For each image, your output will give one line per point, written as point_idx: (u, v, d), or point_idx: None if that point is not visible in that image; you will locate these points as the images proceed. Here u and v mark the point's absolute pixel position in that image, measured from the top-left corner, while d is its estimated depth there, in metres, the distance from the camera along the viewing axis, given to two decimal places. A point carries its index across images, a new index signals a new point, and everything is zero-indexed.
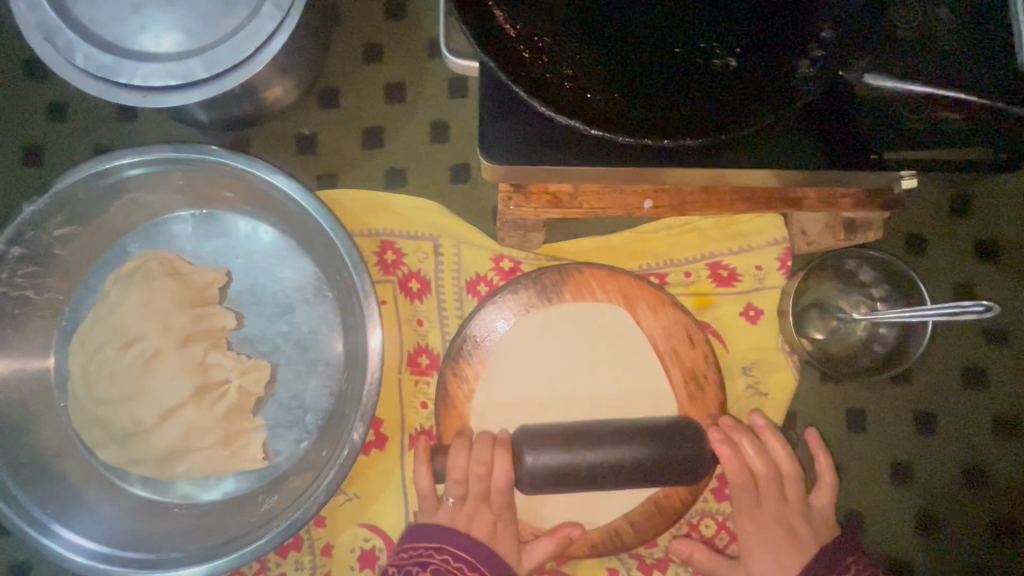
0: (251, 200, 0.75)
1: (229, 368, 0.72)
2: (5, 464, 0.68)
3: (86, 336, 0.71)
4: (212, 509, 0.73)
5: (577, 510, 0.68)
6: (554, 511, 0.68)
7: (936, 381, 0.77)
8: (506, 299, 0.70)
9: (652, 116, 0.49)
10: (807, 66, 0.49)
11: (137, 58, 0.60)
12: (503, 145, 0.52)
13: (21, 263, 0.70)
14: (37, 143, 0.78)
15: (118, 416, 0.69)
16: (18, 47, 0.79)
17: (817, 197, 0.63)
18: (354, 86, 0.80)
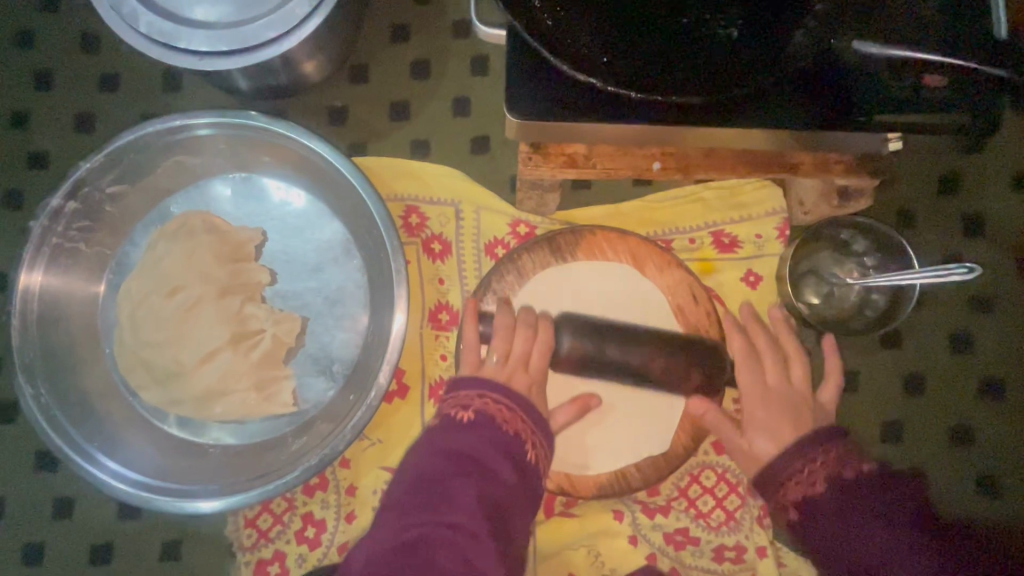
0: (288, 164, 0.82)
1: (264, 319, 0.78)
2: (56, 401, 0.74)
3: (133, 285, 0.77)
4: (245, 450, 0.78)
5: (587, 458, 0.73)
6: (566, 458, 0.73)
7: (925, 345, 0.82)
8: (522, 257, 0.75)
9: (662, 75, 0.55)
10: (800, 37, 0.54)
11: (195, 26, 0.66)
12: (526, 102, 0.57)
13: (75, 217, 0.76)
14: (89, 110, 0.84)
15: (160, 359, 0.75)
16: (74, 22, 0.85)
17: (812, 162, 0.68)
18: (383, 63, 0.86)
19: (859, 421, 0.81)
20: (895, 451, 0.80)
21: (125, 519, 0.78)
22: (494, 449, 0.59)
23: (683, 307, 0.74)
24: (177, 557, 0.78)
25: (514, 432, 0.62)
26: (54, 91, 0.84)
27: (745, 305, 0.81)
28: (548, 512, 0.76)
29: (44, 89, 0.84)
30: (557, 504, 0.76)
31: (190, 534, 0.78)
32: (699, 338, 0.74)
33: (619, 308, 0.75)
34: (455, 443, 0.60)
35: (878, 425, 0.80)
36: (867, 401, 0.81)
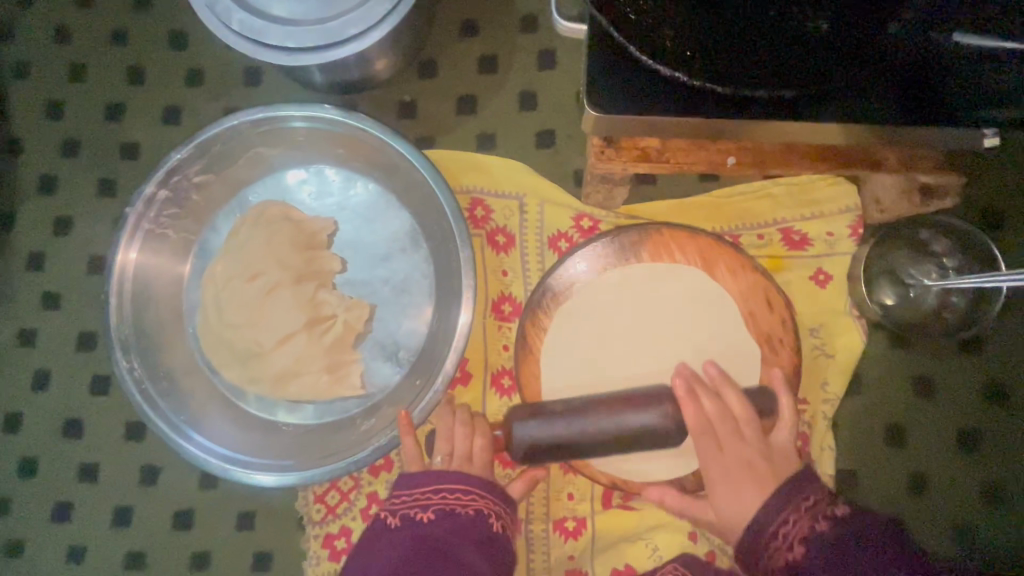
0: (360, 156, 0.85)
1: (336, 305, 0.81)
2: (148, 375, 0.79)
3: (216, 269, 0.81)
4: (315, 430, 0.82)
5: (642, 461, 0.72)
6: (620, 459, 0.73)
7: (1009, 352, 0.78)
8: (587, 250, 0.76)
9: (745, 69, 0.55)
10: (895, 29, 0.53)
11: (285, 23, 0.69)
12: (608, 94, 0.58)
13: (166, 204, 0.82)
14: (178, 104, 0.90)
15: (240, 340, 0.79)
16: (166, 21, 0.91)
17: (897, 159, 0.66)
18: (452, 57, 0.88)
19: (934, 429, 0.78)
20: (972, 461, 0.77)
21: (205, 489, 0.83)
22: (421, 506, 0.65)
23: (751, 305, 0.73)
24: (251, 527, 0.82)
25: (475, 511, 0.65)
26: (145, 86, 0.90)
27: (815, 305, 0.79)
28: (607, 504, 0.77)
29: (137, 83, 0.90)
30: (616, 497, 0.77)
31: (263, 507, 0.83)
32: (766, 337, 0.73)
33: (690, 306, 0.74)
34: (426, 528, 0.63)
35: (954, 434, 0.78)
36: (942, 406, 0.78)
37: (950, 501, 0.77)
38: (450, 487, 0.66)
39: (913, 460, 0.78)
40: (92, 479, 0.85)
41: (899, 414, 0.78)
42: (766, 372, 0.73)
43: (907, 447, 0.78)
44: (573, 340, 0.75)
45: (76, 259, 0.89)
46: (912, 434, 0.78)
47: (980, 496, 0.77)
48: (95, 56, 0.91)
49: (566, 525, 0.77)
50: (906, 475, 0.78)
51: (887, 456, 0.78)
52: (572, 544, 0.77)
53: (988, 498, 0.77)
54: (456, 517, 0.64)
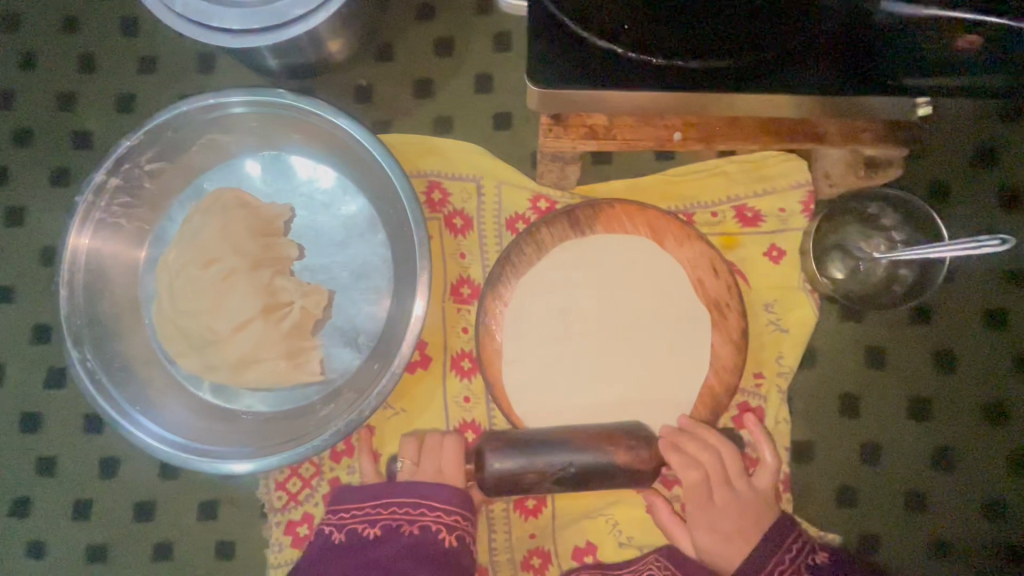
0: (315, 142, 0.84)
1: (292, 291, 0.81)
2: (101, 365, 0.78)
3: (171, 257, 0.80)
4: (274, 417, 0.81)
5: None
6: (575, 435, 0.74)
7: (957, 321, 0.79)
8: (542, 231, 0.76)
9: (684, 41, 0.54)
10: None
11: (228, 4, 0.68)
12: (552, 69, 0.56)
13: (117, 193, 0.80)
14: (131, 92, 0.88)
15: (195, 328, 0.78)
16: (117, 7, 0.89)
17: (839, 131, 0.67)
18: (407, 40, 0.87)
19: (886, 398, 0.79)
20: (924, 429, 0.79)
21: (165, 480, 0.83)
22: (361, 503, 0.68)
23: (703, 280, 0.74)
24: (213, 516, 0.82)
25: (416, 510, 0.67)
26: (96, 74, 0.89)
27: (767, 280, 0.80)
28: None
29: (87, 71, 0.89)
30: None
31: (225, 495, 0.82)
32: (719, 311, 0.74)
33: (634, 273, 0.75)
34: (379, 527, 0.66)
35: (906, 403, 0.79)
36: (893, 376, 0.79)
37: (904, 469, 0.78)
38: (400, 501, 0.67)
39: (866, 429, 0.79)
40: (49, 473, 0.83)
41: (852, 385, 0.80)
42: (719, 347, 0.74)
43: (861, 417, 0.79)
44: (538, 323, 0.75)
45: (29, 251, 0.87)
46: (865, 404, 0.79)
47: (933, 463, 0.78)
48: (44, 44, 0.89)
49: (526, 504, 0.77)
50: (860, 444, 0.79)
51: (841, 426, 0.79)
52: (533, 523, 0.77)
53: (941, 465, 0.78)
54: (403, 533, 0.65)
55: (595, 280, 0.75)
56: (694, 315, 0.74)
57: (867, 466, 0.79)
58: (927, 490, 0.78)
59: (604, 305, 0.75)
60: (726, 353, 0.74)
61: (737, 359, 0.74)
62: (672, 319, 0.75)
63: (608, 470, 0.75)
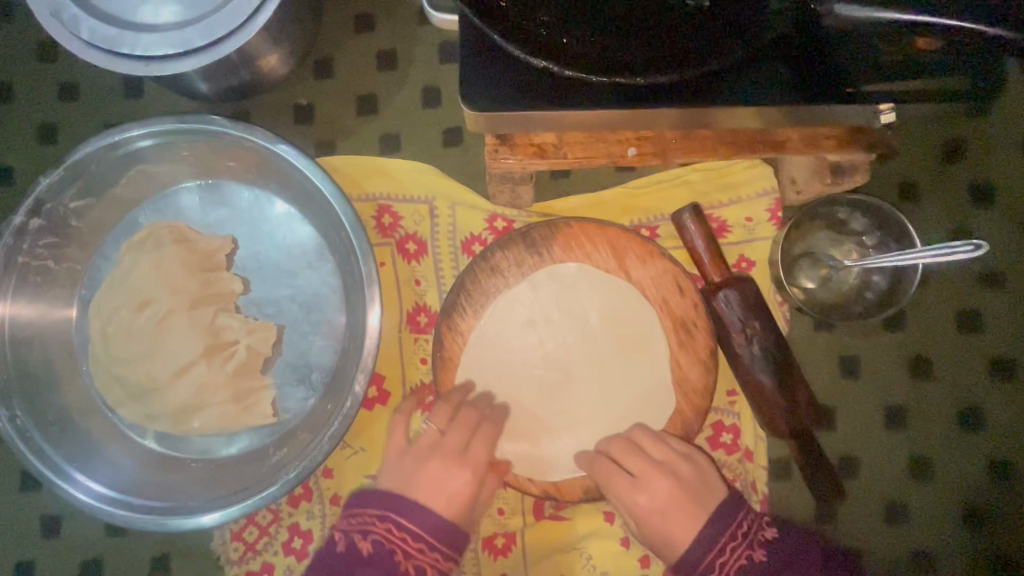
0: (252, 168, 0.79)
1: (237, 329, 0.76)
2: (33, 420, 0.72)
3: (103, 300, 0.75)
4: (226, 463, 0.77)
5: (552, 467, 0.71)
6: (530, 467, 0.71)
7: (930, 325, 0.77)
8: (496, 255, 0.72)
9: (624, 53, 0.50)
10: (778, 3, 0.50)
11: (139, 30, 0.63)
12: (480, 90, 0.53)
13: (41, 234, 0.74)
14: (52, 122, 0.82)
15: (134, 375, 0.73)
16: (31, 31, 0.83)
17: (801, 139, 0.64)
18: (347, 54, 0.82)
19: (862, 408, 0.77)
20: (901, 439, 0.76)
21: (113, 536, 0.78)
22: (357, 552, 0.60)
23: (669, 298, 0.71)
24: (167, 571, 0.77)
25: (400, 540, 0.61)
26: (13, 104, 0.82)
27: None
28: (537, 516, 0.74)
29: (3, 102, 0.82)
30: (546, 507, 0.74)
31: (178, 547, 0.78)
32: (686, 330, 0.70)
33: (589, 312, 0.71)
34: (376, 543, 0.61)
35: (881, 413, 0.76)
36: (869, 385, 0.77)
37: (883, 481, 0.76)
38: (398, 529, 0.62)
39: (843, 442, 0.76)
40: None
41: (828, 397, 0.77)
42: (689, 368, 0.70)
43: (838, 429, 0.76)
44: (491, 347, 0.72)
45: None
46: (841, 415, 0.77)
47: (913, 473, 0.76)
48: None
49: (494, 542, 0.74)
50: (839, 458, 0.76)
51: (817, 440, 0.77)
52: (502, 562, 0.74)
53: (921, 475, 0.76)
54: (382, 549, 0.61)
55: (552, 324, 0.72)
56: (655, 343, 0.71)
57: (845, 479, 0.76)
58: (907, 502, 0.76)
59: (566, 348, 0.72)
60: (695, 374, 0.70)
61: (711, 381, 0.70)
62: (632, 351, 0.71)
63: (579, 501, 0.71)
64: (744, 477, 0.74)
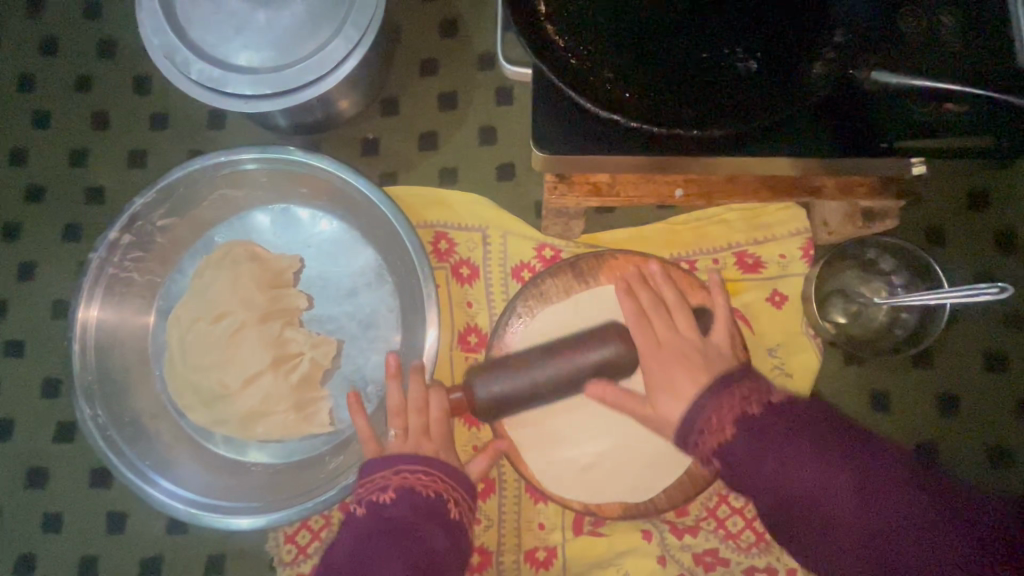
0: (323, 195, 0.86)
1: (302, 342, 0.82)
2: (112, 421, 0.78)
3: (181, 311, 0.81)
4: (283, 468, 0.81)
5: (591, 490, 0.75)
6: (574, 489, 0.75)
7: (959, 363, 0.81)
8: (546, 279, 0.78)
9: (681, 108, 0.57)
10: (821, 68, 0.56)
11: (241, 72, 0.71)
12: (551, 134, 0.60)
13: (129, 249, 0.82)
14: (142, 147, 0.90)
15: (207, 382, 0.79)
16: (129, 66, 0.92)
17: (835, 186, 0.69)
18: (413, 94, 0.90)
19: (892, 440, 0.80)
20: None
21: (172, 534, 0.82)
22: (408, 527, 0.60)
23: (708, 328, 0.76)
24: (222, 570, 0.82)
25: (435, 494, 0.64)
26: (109, 130, 0.91)
27: (769, 326, 0.81)
28: (577, 531, 0.78)
29: (100, 128, 0.91)
30: (586, 523, 0.78)
31: (233, 548, 0.82)
32: None
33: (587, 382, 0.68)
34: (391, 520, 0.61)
35: (911, 446, 0.80)
36: (898, 418, 0.80)
37: None
38: (408, 466, 0.65)
39: None
40: (55, 528, 0.83)
41: (859, 427, 0.81)
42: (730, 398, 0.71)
43: None
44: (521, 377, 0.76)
45: (40, 305, 0.88)
46: None
47: None
48: (58, 101, 0.92)
49: (536, 555, 0.78)
50: None
51: None
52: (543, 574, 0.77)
53: None
54: (416, 496, 0.63)
55: None
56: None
57: None
58: None
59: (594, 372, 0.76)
60: None
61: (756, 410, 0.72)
62: None
63: (619, 519, 0.75)
64: None
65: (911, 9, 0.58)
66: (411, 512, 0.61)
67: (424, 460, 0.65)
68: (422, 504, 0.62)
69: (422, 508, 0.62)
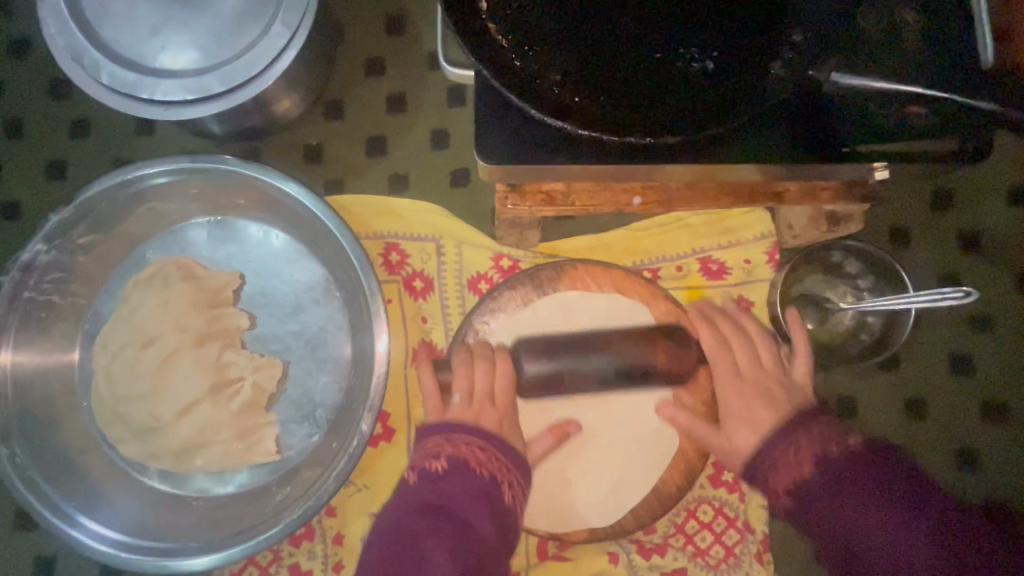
0: (262, 206, 0.80)
1: (243, 366, 0.76)
2: (33, 459, 0.72)
3: (108, 337, 0.75)
4: (227, 502, 0.76)
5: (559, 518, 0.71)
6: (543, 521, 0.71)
7: (925, 366, 0.79)
8: (503, 294, 0.73)
9: (633, 114, 0.53)
10: (780, 67, 0.52)
11: (158, 75, 0.65)
12: (496, 144, 0.55)
13: (47, 269, 0.75)
14: (62, 157, 0.83)
15: (138, 413, 0.73)
16: (44, 68, 0.84)
17: (798, 191, 0.66)
18: (358, 95, 0.84)
19: None
20: None
21: None
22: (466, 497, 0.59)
23: None
24: None
25: (489, 474, 0.61)
26: (24, 138, 0.83)
27: None
28: (541, 556, 0.74)
29: (14, 136, 0.83)
30: (550, 547, 0.74)
31: None
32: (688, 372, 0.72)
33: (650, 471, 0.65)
34: (435, 493, 0.60)
35: None
36: (866, 425, 0.79)
37: None
38: (467, 438, 0.63)
39: None
40: None
41: None
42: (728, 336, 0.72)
43: None
44: None
45: None
46: None
47: None
48: None
49: None
50: None
51: None
52: None
53: None
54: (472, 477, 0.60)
55: None
56: (651, 374, 0.73)
57: None
58: None
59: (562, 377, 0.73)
60: (698, 414, 0.71)
61: (762, 481, 0.69)
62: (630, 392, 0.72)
63: (583, 542, 0.72)
64: (744, 516, 0.75)
65: (873, 7, 0.55)
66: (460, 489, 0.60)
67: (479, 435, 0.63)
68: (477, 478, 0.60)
69: (477, 490, 0.60)
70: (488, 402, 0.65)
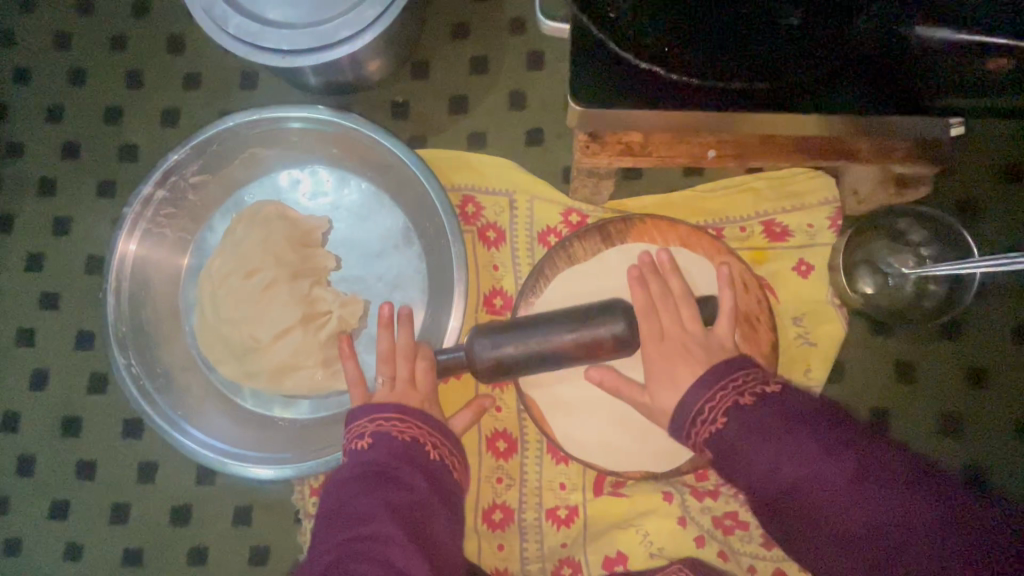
0: (353, 156, 0.87)
1: (330, 301, 0.82)
2: (145, 371, 0.80)
3: (213, 266, 0.83)
4: (310, 425, 0.83)
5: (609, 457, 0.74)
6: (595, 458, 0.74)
7: (985, 335, 0.81)
8: (574, 242, 0.77)
9: (722, 61, 0.56)
10: (865, 21, 0.56)
11: (280, 27, 0.72)
12: (587, 89, 0.60)
13: (163, 204, 0.83)
14: (176, 107, 0.92)
15: (238, 335, 0.80)
16: (164, 26, 0.93)
17: (871, 149, 0.69)
18: (443, 57, 0.90)
19: (917, 412, 0.80)
20: (954, 444, 0.79)
21: (201, 485, 0.85)
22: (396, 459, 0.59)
23: (734, 293, 0.75)
24: (248, 521, 0.84)
25: (412, 439, 0.61)
26: (144, 89, 0.92)
27: (794, 295, 0.81)
28: (597, 491, 0.79)
29: (135, 87, 0.92)
30: (607, 483, 0.79)
31: (260, 501, 0.84)
32: (749, 324, 0.75)
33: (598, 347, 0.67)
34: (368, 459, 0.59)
35: (936, 417, 0.80)
36: (923, 390, 0.80)
37: None
38: (381, 413, 0.63)
39: (897, 444, 0.80)
40: (88, 477, 0.85)
41: (882, 397, 0.81)
42: None
43: (890, 430, 0.80)
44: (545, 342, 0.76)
45: (75, 260, 0.90)
46: (896, 417, 0.80)
47: (965, 477, 0.79)
48: (93, 60, 0.93)
49: (557, 513, 0.79)
50: None
51: None
52: (564, 532, 0.78)
53: (972, 479, 0.79)
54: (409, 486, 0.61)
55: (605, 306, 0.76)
56: None
57: None
58: None
59: None
60: (759, 365, 0.74)
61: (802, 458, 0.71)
62: None
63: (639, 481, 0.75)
64: None
65: None
66: (388, 456, 0.59)
67: (398, 409, 0.63)
68: (399, 448, 0.60)
69: (400, 451, 0.60)
70: (410, 387, 0.67)
